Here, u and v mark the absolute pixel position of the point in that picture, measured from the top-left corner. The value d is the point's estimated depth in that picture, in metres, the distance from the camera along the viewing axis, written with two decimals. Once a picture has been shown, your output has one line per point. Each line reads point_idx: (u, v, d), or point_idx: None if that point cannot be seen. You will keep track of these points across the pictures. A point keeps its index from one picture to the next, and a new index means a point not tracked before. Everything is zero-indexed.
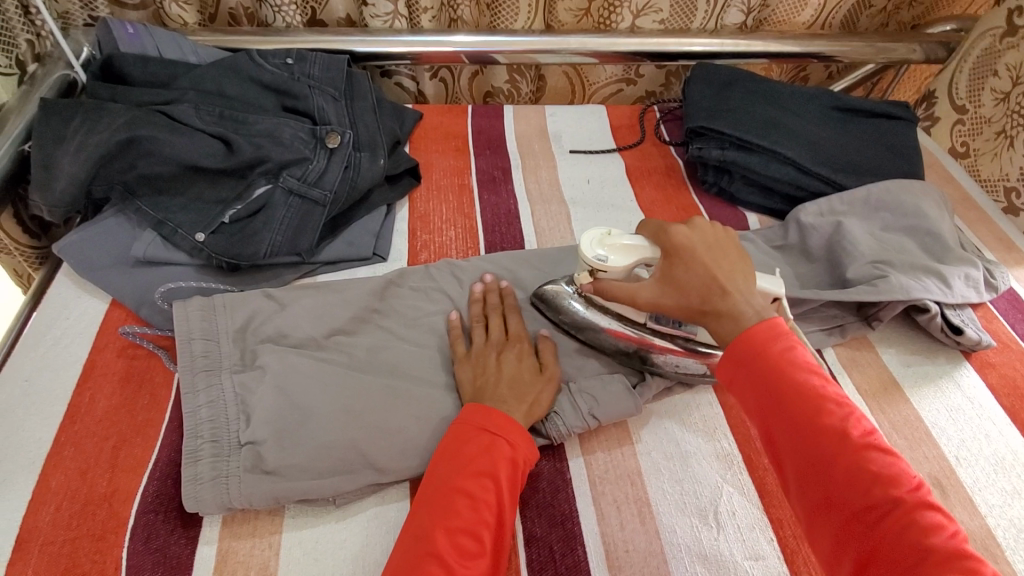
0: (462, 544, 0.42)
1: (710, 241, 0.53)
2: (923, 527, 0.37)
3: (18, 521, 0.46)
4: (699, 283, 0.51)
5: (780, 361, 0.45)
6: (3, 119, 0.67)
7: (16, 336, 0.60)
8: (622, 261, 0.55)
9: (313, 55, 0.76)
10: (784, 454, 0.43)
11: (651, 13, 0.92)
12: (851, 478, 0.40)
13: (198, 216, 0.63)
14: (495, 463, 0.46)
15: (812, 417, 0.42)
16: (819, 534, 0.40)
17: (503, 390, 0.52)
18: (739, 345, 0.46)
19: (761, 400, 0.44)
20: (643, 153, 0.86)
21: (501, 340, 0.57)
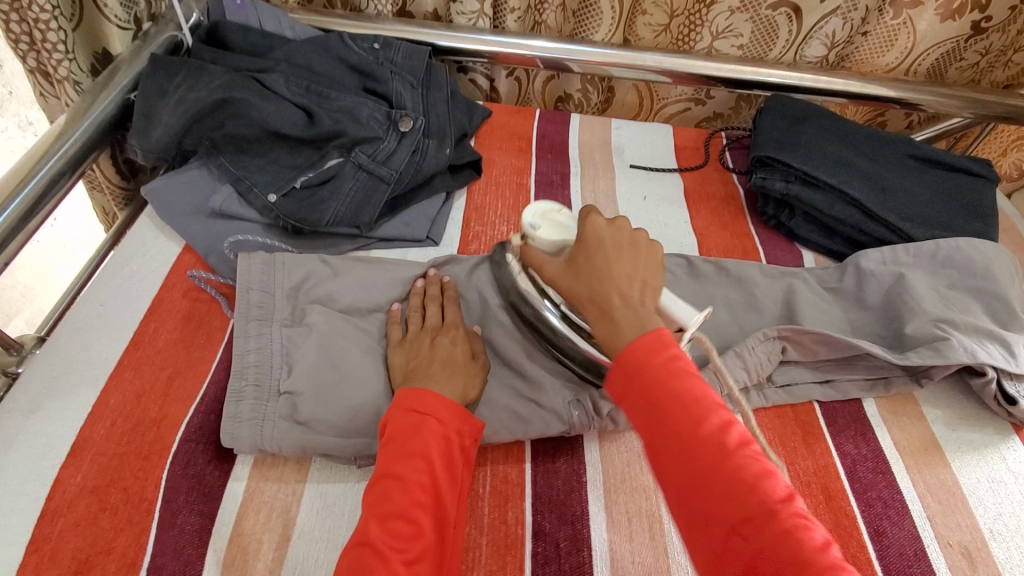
0: (395, 528, 0.42)
1: (624, 241, 0.50)
2: (796, 539, 0.34)
3: (78, 428, 0.50)
4: (594, 276, 0.49)
5: (663, 368, 0.42)
6: (115, 69, 0.73)
7: (88, 277, 0.72)
8: (551, 236, 0.57)
9: (398, 43, 0.79)
10: (663, 467, 0.40)
11: (731, 37, 0.92)
12: (729, 490, 0.37)
13: (273, 178, 0.67)
14: (426, 444, 0.46)
15: (691, 427, 0.40)
16: (701, 555, 0.37)
17: (434, 369, 0.52)
18: (628, 351, 0.44)
19: (645, 410, 0.42)
20: (704, 177, 0.85)
21: (435, 325, 0.57)
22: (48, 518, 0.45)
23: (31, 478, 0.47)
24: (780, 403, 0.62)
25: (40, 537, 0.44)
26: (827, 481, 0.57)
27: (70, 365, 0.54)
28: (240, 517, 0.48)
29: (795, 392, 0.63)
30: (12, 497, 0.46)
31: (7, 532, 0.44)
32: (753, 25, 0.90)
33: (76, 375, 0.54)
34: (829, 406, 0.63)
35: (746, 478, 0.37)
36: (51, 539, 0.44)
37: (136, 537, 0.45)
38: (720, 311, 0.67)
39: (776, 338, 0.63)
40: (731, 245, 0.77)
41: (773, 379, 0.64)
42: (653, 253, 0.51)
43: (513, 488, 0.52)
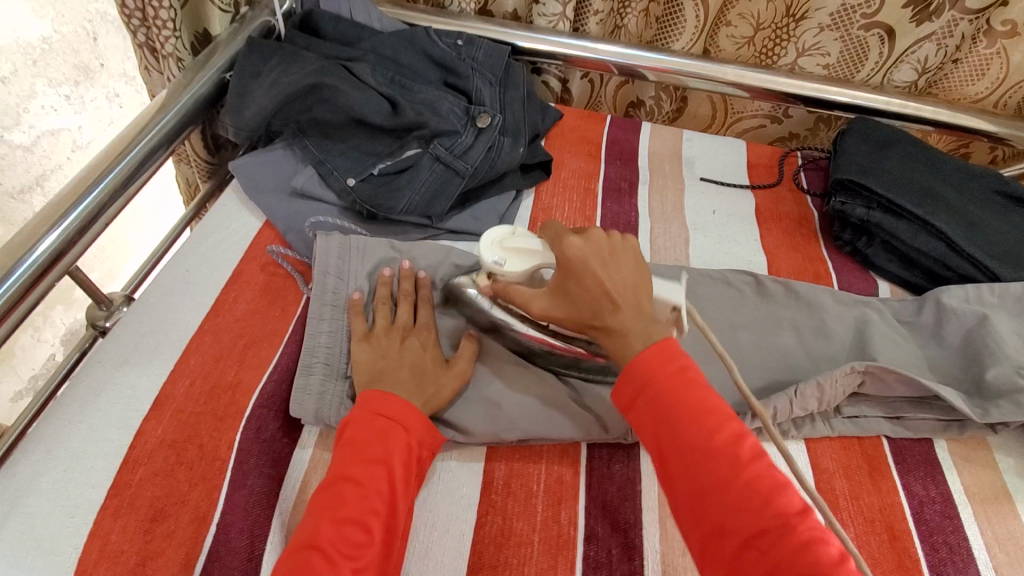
0: (347, 534, 0.42)
1: (605, 253, 0.50)
2: (812, 551, 0.37)
3: (160, 384, 0.53)
4: (590, 298, 0.49)
5: (674, 380, 0.45)
6: (214, 50, 0.76)
7: (166, 249, 0.77)
8: (519, 265, 0.55)
9: (480, 41, 0.81)
10: (675, 478, 0.43)
11: (816, 55, 0.90)
12: (745, 502, 0.40)
13: (353, 163, 0.69)
14: (388, 451, 0.47)
15: (706, 439, 0.43)
16: (714, 563, 0.40)
17: (404, 374, 0.52)
18: (638, 363, 0.46)
19: (659, 420, 0.45)
20: (777, 197, 0.83)
21: (408, 325, 0.57)
22: (128, 466, 0.48)
23: (116, 427, 0.50)
24: (847, 434, 0.60)
25: (120, 482, 0.47)
26: (891, 519, 0.55)
27: (156, 324, 0.58)
28: (306, 482, 0.51)
29: (863, 425, 0.61)
30: (98, 442, 0.49)
31: (92, 474, 0.47)
32: (842, 45, 0.87)
33: (161, 334, 0.57)
34: (898, 443, 0.61)
35: (759, 491, 0.40)
36: (130, 487, 0.47)
37: (208, 493, 0.48)
38: (786, 333, 0.66)
39: (859, 371, 0.60)
40: (802, 268, 0.75)
41: (841, 410, 0.61)
42: (629, 249, 0.52)
43: (568, 489, 0.52)
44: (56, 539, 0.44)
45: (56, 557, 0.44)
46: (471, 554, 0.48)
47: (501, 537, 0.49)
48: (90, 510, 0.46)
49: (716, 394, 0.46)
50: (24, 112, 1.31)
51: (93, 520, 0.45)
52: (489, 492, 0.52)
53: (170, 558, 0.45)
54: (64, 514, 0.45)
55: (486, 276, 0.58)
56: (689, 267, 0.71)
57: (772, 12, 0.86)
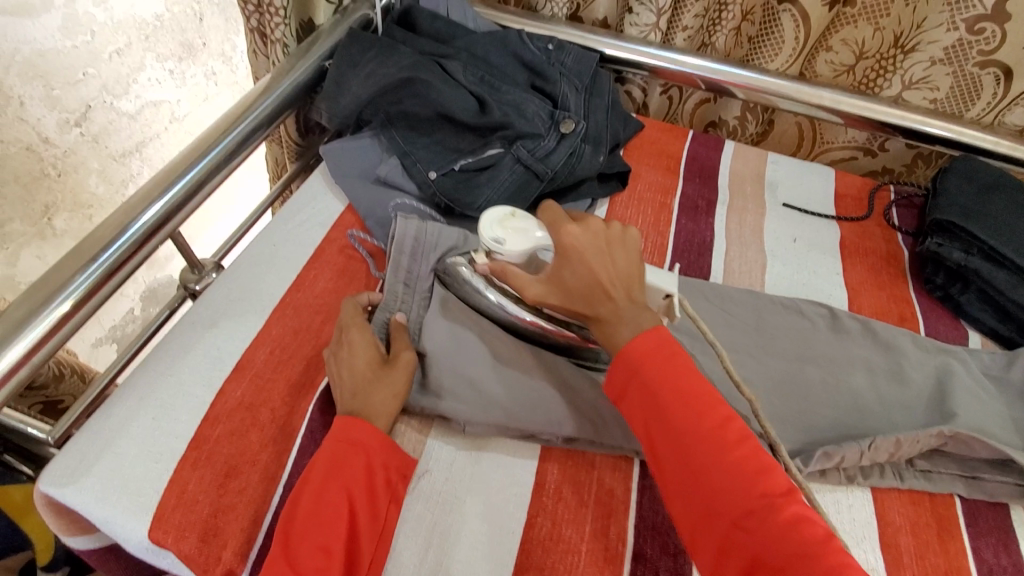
0: (312, 560, 0.43)
1: (601, 245, 0.51)
2: (802, 531, 0.38)
3: (243, 348, 0.56)
4: (584, 287, 0.50)
5: (664, 366, 0.46)
6: (317, 38, 0.80)
7: (247, 229, 0.83)
8: (518, 244, 0.54)
9: (571, 47, 0.83)
10: (662, 462, 0.44)
11: (924, 88, 0.85)
12: (732, 484, 0.41)
13: (437, 157, 0.71)
14: (350, 477, 0.47)
15: (692, 423, 0.43)
16: (703, 545, 0.41)
17: (348, 400, 0.51)
18: (632, 347, 0.47)
19: (646, 406, 0.45)
20: (864, 231, 0.79)
21: (341, 340, 0.55)
22: (208, 422, 0.51)
23: (200, 384, 0.53)
24: (917, 489, 0.57)
25: (200, 436, 0.50)
26: None
27: (242, 292, 0.61)
28: None
29: (936, 482, 0.57)
30: (183, 396, 0.52)
31: (176, 426, 0.51)
32: (954, 80, 0.83)
33: (246, 302, 0.60)
34: (972, 504, 0.57)
35: (747, 472, 0.41)
36: (208, 442, 0.50)
37: (276, 455, 0.51)
38: (858, 373, 0.62)
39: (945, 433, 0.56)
40: (885, 308, 0.71)
41: (914, 463, 0.58)
42: (626, 241, 0.52)
43: (618, 504, 0.52)
44: (140, 481, 0.48)
45: (139, 497, 0.47)
46: (518, 554, 0.48)
47: (549, 542, 0.49)
48: (172, 458, 0.49)
49: (702, 378, 0.46)
50: (133, 84, 1.43)
51: (173, 468, 0.48)
52: (540, 495, 0.52)
53: (241, 513, 0.48)
54: (149, 459, 0.49)
55: (486, 254, 0.57)
56: (760, 292, 0.69)
57: (879, 41, 0.83)
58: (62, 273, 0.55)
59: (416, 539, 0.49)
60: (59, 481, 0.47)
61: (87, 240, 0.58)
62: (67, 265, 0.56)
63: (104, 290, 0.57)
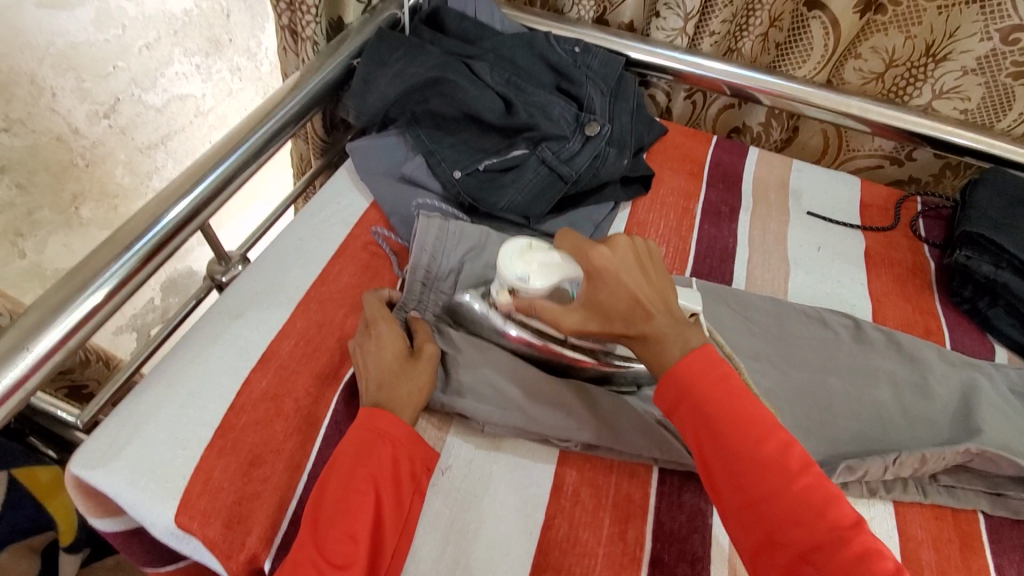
0: (338, 548, 0.44)
1: (632, 261, 0.52)
2: (869, 564, 0.38)
3: (268, 340, 0.57)
4: (621, 308, 0.49)
5: (722, 389, 0.45)
6: (346, 36, 0.81)
7: (272, 222, 0.84)
8: (543, 280, 0.52)
9: (597, 50, 0.83)
10: (720, 487, 0.44)
11: (954, 98, 0.84)
12: (796, 514, 0.40)
13: (462, 157, 0.71)
14: (375, 467, 0.47)
15: (753, 449, 0.43)
16: (766, 575, 0.41)
17: (373, 394, 0.52)
18: (683, 369, 0.47)
19: (703, 431, 0.45)
20: (890, 242, 0.79)
21: (366, 335, 0.56)
22: (234, 411, 0.52)
23: (227, 373, 0.54)
24: (939, 503, 0.56)
25: (226, 424, 0.51)
26: None
27: (268, 285, 0.62)
28: None
29: (959, 497, 0.56)
30: (209, 385, 0.53)
31: (202, 414, 0.52)
32: (986, 91, 0.81)
33: (273, 295, 0.61)
34: (994, 521, 0.56)
35: (810, 503, 0.41)
36: (234, 431, 0.51)
37: (301, 444, 0.52)
38: (881, 385, 0.61)
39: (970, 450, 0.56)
40: (910, 320, 0.70)
41: (936, 478, 0.57)
42: (654, 260, 0.53)
43: (636, 508, 0.52)
44: (168, 467, 0.49)
45: (167, 482, 0.48)
46: (536, 553, 0.49)
47: (567, 541, 0.50)
48: (199, 445, 0.50)
49: (760, 404, 0.46)
50: (160, 77, 1.45)
51: (200, 455, 0.49)
52: (559, 496, 0.52)
53: (265, 501, 0.49)
54: (176, 446, 0.50)
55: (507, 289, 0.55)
56: (783, 300, 0.68)
57: (909, 50, 0.82)
58: (97, 262, 0.56)
59: (434, 534, 0.49)
60: (89, 464, 0.48)
61: (122, 230, 0.59)
62: (102, 253, 0.57)
63: (137, 278, 0.59)
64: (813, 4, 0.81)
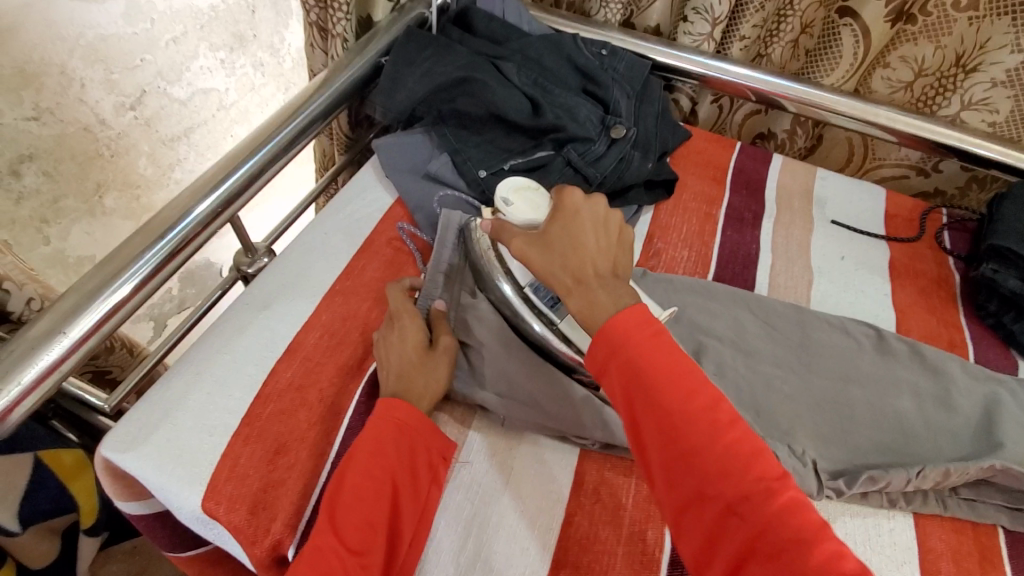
0: (356, 535, 0.45)
1: (596, 219, 0.53)
2: (792, 515, 0.37)
3: (294, 331, 0.58)
4: (568, 251, 0.51)
5: (645, 343, 0.44)
6: (375, 34, 0.82)
7: (296, 216, 0.85)
8: (522, 211, 0.59)
9: (624, 53, 0.83)
10: (648, 446, 0.42)
11: (982, 110, 0.83)
12: (722, 468, 0.39)
13: (487, 156, 0.72)
14: (395, 458, 0.48)
15: (679, 405, 0.41)
16: (690, 532, 0.39)
17: (390, 382, 0.53)
18: (618, 323, 0.45)
19: (630, 387, 0.43)
20: (915, 253, 0.78)
21: (389, 323, 0.57)
22: (261, 400, 0.53)
23: (253, 363, 0.55)
24: (960, 517, 0.56)
25: (252, 413, 0.52)
26: None
27: (295, 278, 0.63)
28: None
29: (980, 511, 0.56)
30: (236, 374, 0.54)
31: (229, 402, 0.52)
32: (1014, 104, 0.80)
33: (299, 287, 0.62)
34: (1016, 537, 0.56)
35: (736, 457, 0.39)
36: (260, 420, 0.52)
37: (325, 434, 0.53)
38: (904, 397, 0.61)
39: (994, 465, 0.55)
40: (934, 332, 0.70)
41: (957, 491, 0.57)
42: (622, 236, 0.54)
43: (656, 510, 0.52)
44: (195, 452, 0.49)
45: (194, 468, 0.49)
46: (555, 550, 0.49)
47: (587, 540, 0.50)
48: (226, 432, 0.51)
49: (685, 357, 0.44)
50: (186, 72, 1.48)
51: (227, 443, 0.50)
52: (579, 494, 0.53)
53: (290, 488, 0.50)
54: (204, 432, 0.50)
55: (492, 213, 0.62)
56: (806, 308, 0.68)
57: (939, 60, 0.82)
58: (130, 250, 0.58)
59: (454, 527, 0.50)
60: (120, 447, 0.49)
61: (154, 220, 0.60)
62: (136, 242, 0.58)
63: (169, 267, 0.60)
64: (845, 11, 0.81)
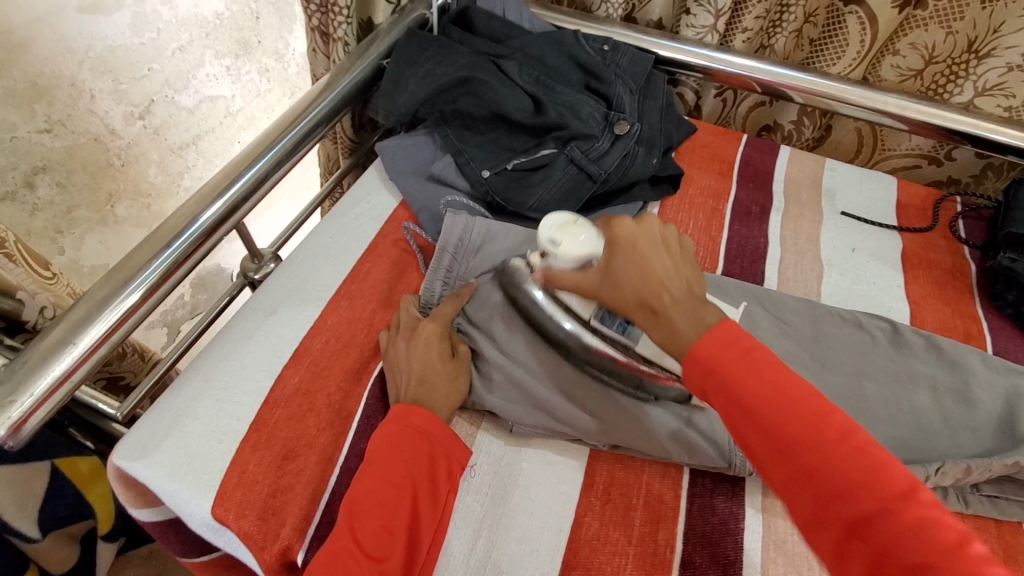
0: (373, 539, 0.45)
1: (654, 239, 0.49)
2: (925, 529, 0.33)
3: (300, 337, 0.58)
4: (635, 281, 0.47)
5: (744, 359, 0.41)
6: (375, 37, 0.82)
7: (300, 222, 0.85)
8: (573, 251, 0.54)
9: (626, 48, 0.83)
10: (756, 459, 0.40)
11: (999, 95, 0.81)
12: (841, 486, 0.36)
13: (490, 156, 0.72)
14: (413, 462, 0.48)
15: (778, 416, 0.39)
16: (822, 553, 0.37)
17: (414, 386, 0.53)
18: (701, 344, 0.42)
19: (721, 400, 0.41)
20: (929, 243, 0.76)
21: (410, 329, 0.57)
22: (268, 406, 0.53)
23: (261, 369, 0.55)
24: (982, 514, 0.54)
25: (260, 419, 0.52)
26: None
27: (301, 282, 0.63)
28: None
29: (1003, 508, 0.55)
30: (244, 379, 0.54)
31: (238, 408, 0.53)
32: None
33: (304, 292, 0.62)
34: None
35: (856, 472, 0.36)
36: (267, 425, 0.52)
37: (333, 439, 0.53)
38: (921, 391, 0.60)
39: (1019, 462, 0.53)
40: (950, 324, 0.68)
41: (979, 487, 0.56)
42: (685, 247, 0.50)
43: (667, 509, 0.52)
44: (204, 458, 0.50)
45: (203, 475, 0.49)
46: (565, 552, 0.49)
47: (597, 541, 0.50)
48: (234, 439, 0.51)
49: (776, 361, 0.41)
50: (193, 79, 1.51)
51: (235, 449, 0.50)
52: (589, 494, 0.52)
53: (298, 494, 0.50)
54: (212, 439, 0.51)
55: (541, 257, 0.57)
56: (817, 302, 0.67)
57: (951, 45, 0.80)
58: (137, 259, 0.58)
59: (465, 529, 0.49)
60: (132, 455, 0.49)
61: (161, 228, 0.61)
62: (142, 252, 0.59)
63: (177, 273, 0.61)
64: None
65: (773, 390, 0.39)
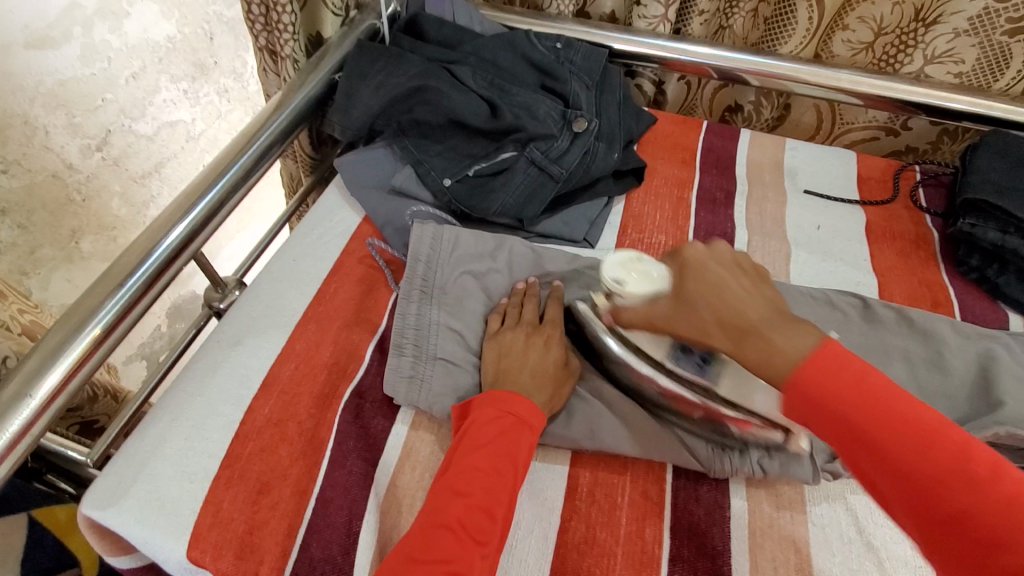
0: (475, 519, 0.43)
1: (725, 263, 0.48)
2: None
3: (268, 366, 0.57)
4: (714, 303, 0.46)
5: (857, 390, 0.38)
6: (325, 51, 0.80)
7: (264, 247, 0.83)
8: (642, 288, 0.51)
9: (579, 44, 0.82)
10: (892, 504, 0.37)
11: (948, 62, 0.82)
12: (1007, 535, 0.32)
13: (449, 163, 0.71)
14: (517, 447, 0.48)
15: (915, 455, 0.36)
16: None
17: (525, 377, 0.53)
18: (807, 372, 0.39)
19: (841, 439, 0.38)
20: (891, 214, 0.77)
21: (533, 324, 0.58)
22: (239, 440, 0.52)
23: (228, 402, 0.54)
24: None
25: (232, 455, 0.51)
26: None
27: (266, 309, 0.61)
28: (396, 472, 0.54)
29: None
30: (213, 414, 0.53)
31: (208, 445, 0.51)
32: (980, 51, 0.80)
33: (269, 318, 0.61)
34: None
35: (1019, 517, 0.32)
36: (240, 460, 0.51)
37: (309, 468, 0.52)
38: (895, 364, 0.60)
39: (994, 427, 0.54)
40: (918, 293, 0.69)
41: None
42: (759, 273, 0.49)
43: (651, 505, 0.52)
44: (176, 501, 0.48)
45: (176, 518, 0.47)
46: (553, 559, 0.48)
47: (584, 544, 0.49)
48: (205, 478, 0.50)
49: (904, 394, 0.38)
50: (150, 106, 1.46)
51: (208, 487, 0.49)
52: (573, 497, 0.52)
53: (274, 528, 0.48)
54: (182, 479, 0.49)
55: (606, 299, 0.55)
56: (787, 284, 0.67)
57: (899, 15, 0.81)
58: (91, 300, 0.56)
59: None
60: (99, 503, 0.48)
61: (116, 264, 0.59)
62: (95, 292, 0.57)
63: (135, 311, 0.59)
64: None
65: (904, 424, 0.37)
